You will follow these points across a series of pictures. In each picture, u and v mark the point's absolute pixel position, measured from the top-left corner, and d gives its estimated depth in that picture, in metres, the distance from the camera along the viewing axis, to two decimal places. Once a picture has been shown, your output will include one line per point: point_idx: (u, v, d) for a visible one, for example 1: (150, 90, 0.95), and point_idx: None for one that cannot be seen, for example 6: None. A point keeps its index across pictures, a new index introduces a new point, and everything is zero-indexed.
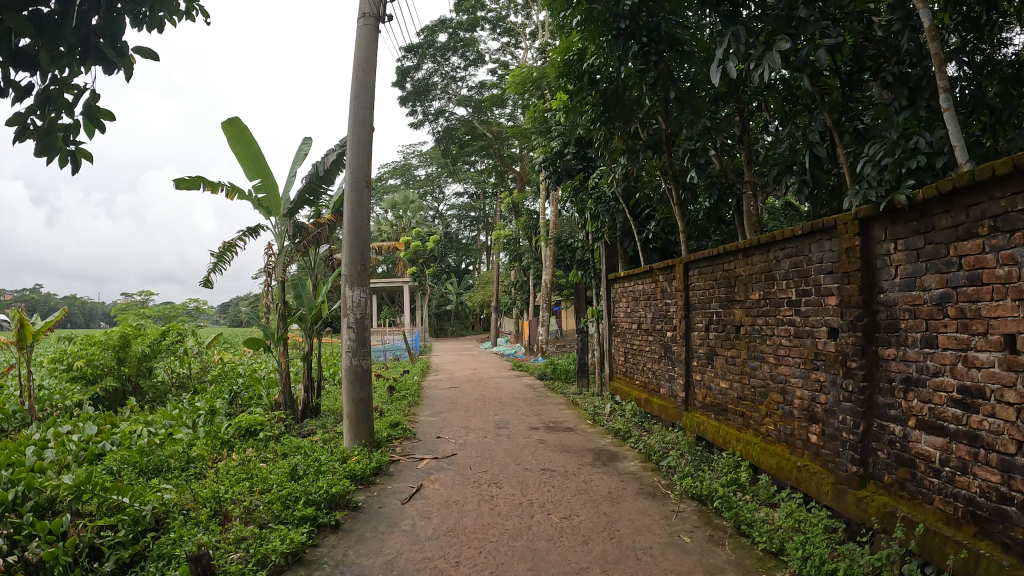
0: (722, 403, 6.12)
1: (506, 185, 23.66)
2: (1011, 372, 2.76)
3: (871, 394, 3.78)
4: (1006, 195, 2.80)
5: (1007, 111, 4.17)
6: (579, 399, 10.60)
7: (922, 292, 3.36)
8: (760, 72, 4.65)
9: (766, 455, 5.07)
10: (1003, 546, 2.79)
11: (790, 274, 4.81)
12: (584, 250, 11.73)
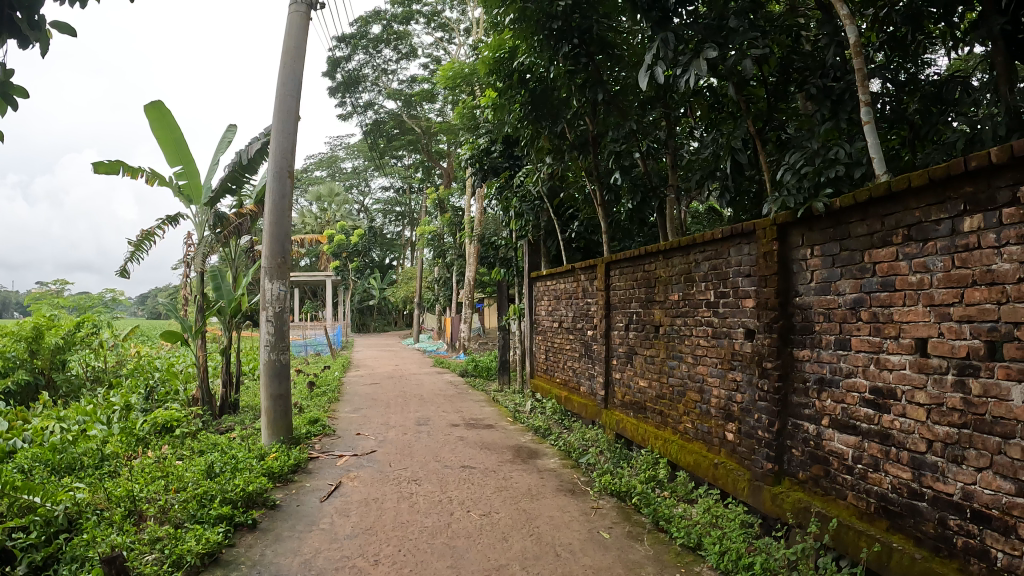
0: (640, 401, 6.25)
1: (433, 181, 23.52)
2: (922, 374, 2.91)
3: (786, 394, 3.92)
4: (921, 206, 2.94)
5: (926, 127, 4.37)
6: (500, 396, 10.64)
7: (836, 297, 3.50)
8: (687, 78, 4.77)
9: (683, 452, 5.19)
10: (915, 540, 2.93)
11: (708, 276, 4.94)
12: (507, 248, 11.79)
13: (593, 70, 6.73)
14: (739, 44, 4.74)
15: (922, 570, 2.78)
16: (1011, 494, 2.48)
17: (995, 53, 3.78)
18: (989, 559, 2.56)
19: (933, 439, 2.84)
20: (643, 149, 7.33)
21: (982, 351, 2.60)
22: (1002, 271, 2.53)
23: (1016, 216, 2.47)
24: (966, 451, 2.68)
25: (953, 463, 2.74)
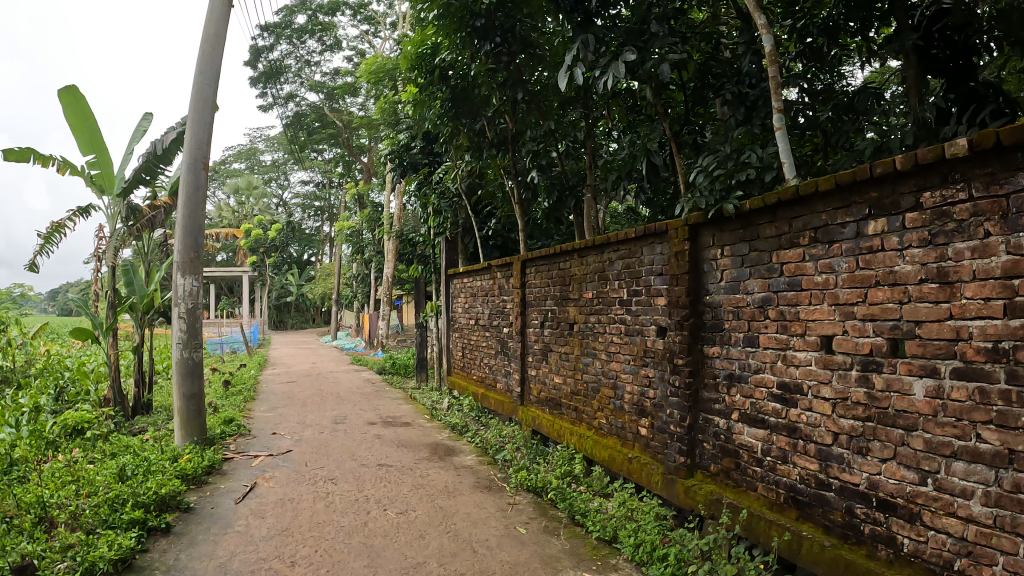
0: (555, 398, 6.32)
1: (353, 176, 23.12)
2: (827, 370, 3.06)
3: (697, 389, 4.04)
4: (827, 209, 3.07)
5: (837, 134, 4.58)
6: (417, 394, 10.59)
7: (746, 295, 3.63)
8: (607, 79, 4.85)
9: (598, 447, 5.30)
10: (824, 528, 3.06)
11: (622, 275, 5.05)
12: (425, 245, 11.71)
13: (514, 70, 6.79)
14: (657, 48, 4.85)
15: (831, 557, 2.91)
16: (914, 483, 2.61)
17: (906, 67, 4.02)
18: (894, 545, 2.69)
19: (838, 432, 2.98)
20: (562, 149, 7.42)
21: (886, 348, 2.74)
22: (903, 273, 2.65)
23: (918, 222, 2.60)
24: (870, 443, 2.81)
25: (858, 455, 2.88)
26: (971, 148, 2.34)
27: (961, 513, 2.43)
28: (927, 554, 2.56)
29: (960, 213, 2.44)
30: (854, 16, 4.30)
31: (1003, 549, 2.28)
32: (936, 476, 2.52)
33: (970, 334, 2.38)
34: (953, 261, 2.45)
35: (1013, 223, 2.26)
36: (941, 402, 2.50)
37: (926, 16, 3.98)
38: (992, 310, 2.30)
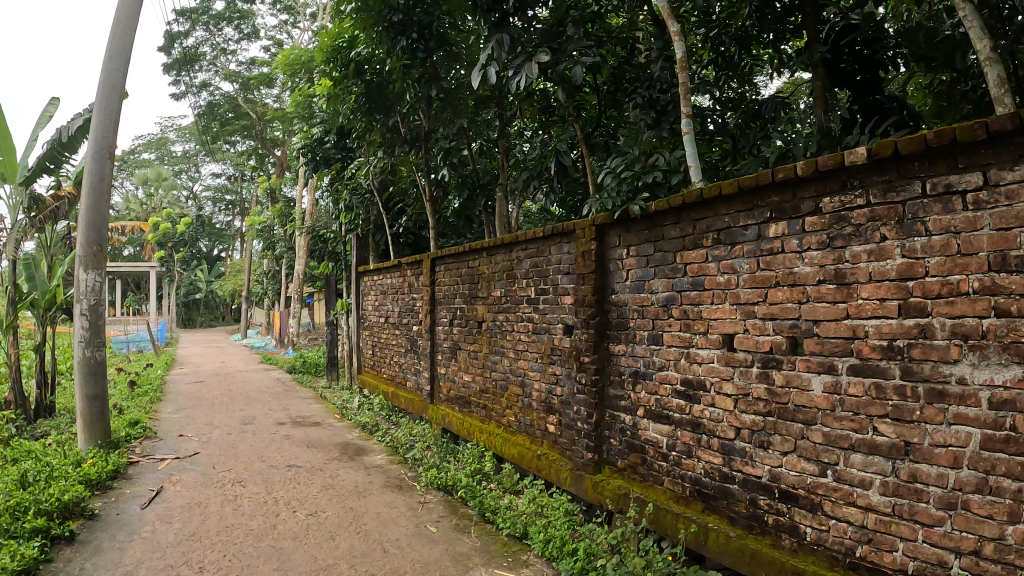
0: (464, 396, 5.66)
1: (266, 168, 22.48)
2: (729, 368, 2.88)
3: (603, 386, 3.72)
4: (731, 212, 2.85)
5: (742, 140, 4.72)
6: (327, 393, 10.37)
7: (649, 295, 3.35)
8: (519, 80, 4.80)
9: (507, 445, 4.78)
10: (729, 520, 2.89)
11: (529, 273, 4.53)
12: (336, 241, 11.49)
13: (430, 67, 6.73)
14: (572, 50, 4.86)
15: (737, 546, 2.75)
16: (815, 474, 2.51)
17: (815, 78, 4.23)
18: (798, 534, 2.58)
19: (741, 426, 2.82)
20: (472, 147, 7.41)
21: (785, 346, 2.63)
22: (803, 274, 2.54)
23: (818, 225, 2.49)
24: (771, 437, 2.69)
25: (760, 448, 2.74)
26: (870, 157, 2.27)
27: (861, 502, 2.35)
28: (828, 542, 2.47)
29: (859, 218, 2.35)
30: (767, 28, 4.49)
31: (902, 535, 2.23)
32: (836, 467, 2.44)
33: (866, 332, 2.32)
34: (850, 264, 2.37)
35: (908, 229, 2.20)
36: (839, 397, 2.42)
37: (835, 31, 4.26)
38: (888, 309, 2.25)
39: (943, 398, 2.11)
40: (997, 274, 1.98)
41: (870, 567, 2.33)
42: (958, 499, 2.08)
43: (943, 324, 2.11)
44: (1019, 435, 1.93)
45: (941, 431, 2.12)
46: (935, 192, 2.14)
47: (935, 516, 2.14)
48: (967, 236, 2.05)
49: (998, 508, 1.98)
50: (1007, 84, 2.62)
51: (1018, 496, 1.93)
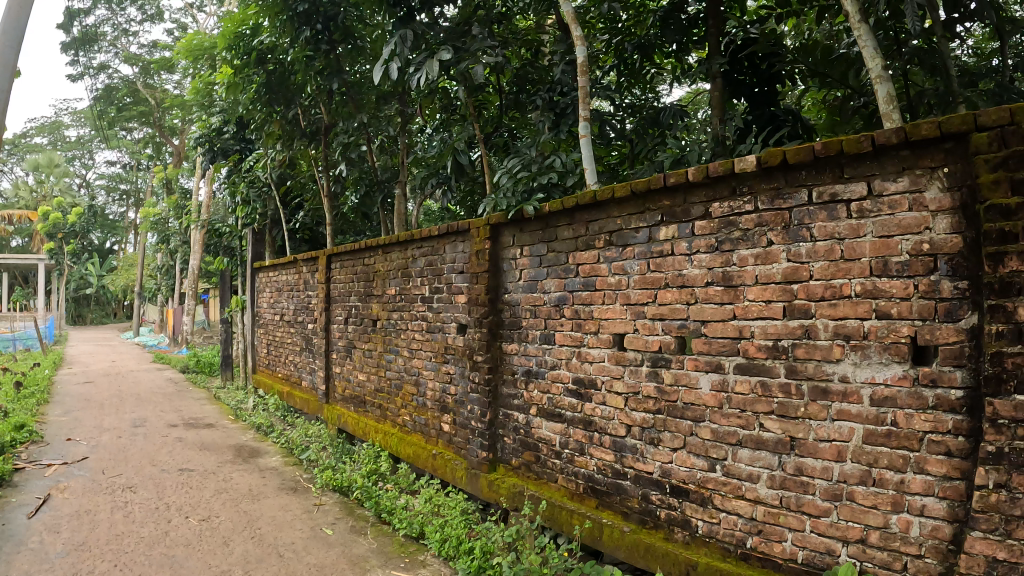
0: (359, 395, 5.52)
1: (162, 158, 21.51)
2: (619, 366, 2.99)
3: (496, 385, 3.72)
4: (622, 214, 2.95)
5: (640, 145, 4.88)
6: (221, 393, 10.04)
7: (543, 294, 3.41)
8: (419, 77, 4.57)
9: (401, 445, 4.70)
10: (622, 514, 2.97)
11: (424, 273, 4.45)
12: (232, 236, 11.15)
13: (333, 60, 6.58)
14: (476, 49, 4.78)
15: (631, 542, 2.84)
16: (704, 470, 2.64)
17: (713, 88, 4.40)
18: (690, 527, 2.70)
19: (631, 424, 2.93)
20: (373, 144, 7.32)
21: (674, 345, 2.75)
22: (691, 276, 2.67)
23: (707, 229, 2.61)
24: (662, 433, 2.81)
25: (650, 445, 2.86)
26: (760, 165, 2.40)
27: (749, 495, 2.49)
28: (719, 534, 2.59)
29: (746, 223, 2.49)
30: (670, 38, 4.66)
31: (790, 526, 2.38)
32: (725, 461, 2.57)
33: (752, 332, 2.47)
34: (737, 267, 2.51)
35: (794, 234, 2.36)
36: (727, 395, 2.57)
37: (736, 44, 4.44)
38: (773, 310, 2.41)
39: (827, 395, 2.29)
40: (878, 279, 2.16)
41: (760, 558, 2.46)
42: (843, 491, 2.25)
43: (826, 325, 2.28)
44: (898, 429, 2.12)
45: (825, 427, 2.29)
46: (821, 200, 2.29)
47: (821, 507, 2.30)
48: (850, 242, 2.22)
49: (882, 498, 2.15)
50: (894, 100, 2.84)
51: (899, 486, 2.12)
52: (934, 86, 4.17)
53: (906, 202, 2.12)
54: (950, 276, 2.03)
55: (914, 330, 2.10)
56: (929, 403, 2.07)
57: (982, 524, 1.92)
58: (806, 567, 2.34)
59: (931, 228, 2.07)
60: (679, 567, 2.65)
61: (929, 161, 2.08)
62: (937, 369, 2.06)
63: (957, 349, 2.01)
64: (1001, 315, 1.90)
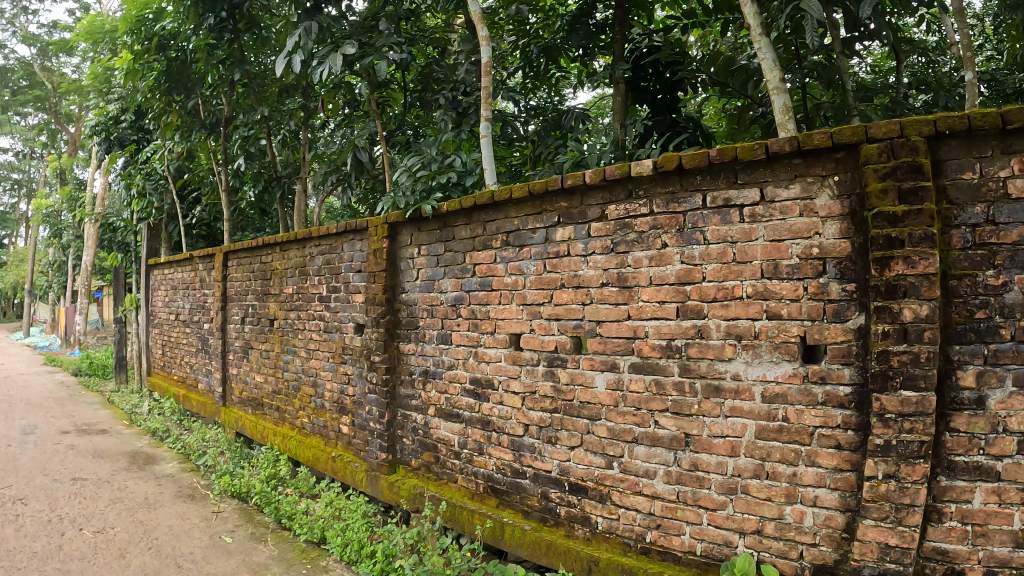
0: (257, 398, 5.34)
1: (55, 147, 20.38)
2: (516, 365, 2.99)
3: (394, 385, 3.67)
4: (519, 215, 2.95)
5: (541, 146, 4.90)
6: (115, 397, 9.57)
7: (440, 294, 3.37)
8: (321, 71, 4.37)
9: (300, 448, 4.57)
10: (522, 513, 2.97)
11: (322, 271, 4.34)
12: (128, 231, 10.65)
13: (236, 49, 6.33)
14: (382, 45, 4.68)
15: (532, 540, 2.83)
16: (602, 467, 2.67)
17: (616, 93, 4.50)
18: (590, 524, 2.71)
19: (529, 424, 2.94)
20: (272, 138, 7.10)
21: (570, 345, 2.77)
22: (586, 277, 2.70)
23: (603, 231, 2.63)
24: (559, 432, 2.82)
25: (548, 444, 2.86)
26: (656, 169, 2.42)
27: (647, 491, 2.53)
28: (619, 530, 2.61)
29: (641, 225, 2.52)
30: (575, 43, 4.71)
31: (688, 520, 2.43)
32: (621, 459, 2.60)
33: (646, 332, 2.52)
34: (632, 268, 2.55)
35: (687, 236, 2.40)
36: (622, 393, 2.60)
37: (641, 52, 4.57)
38: (667, 311, 2.45)
39: (719, 392, 2.35)
40: (769, 281, 2.24)
41: (660, 552, 2.49)
42: (738, 484, 2.32)
43: (718, 325, 2.34)
44: (790, 425, 2.21)
45: (718, 423, 2.35)
46: (715, 205, 2.34)
47: (717, 500, 2.36)
48: (742, 245, 2.28)
49: (776, 490, 2.24)
50: (789, 112, 2.92)
51: (793, 478, 2.21)
52: (830, 99, 4.30)
53: (797, 208, 2.19)
54: (838, 279, 2.13)
55: (804, 330, 2.19)
56: (819, 399, 2.17)
57: (874, 513, 2.04)
58: (704, 559, 2.39)
59: (821, 233, 2.16)
60: (580, 564, 2.65)
61: (820, 169, 2.17)
62: (826, 367, 2.16)
63: (844, 348, 2.12)
64: (888, 315, 2.02)
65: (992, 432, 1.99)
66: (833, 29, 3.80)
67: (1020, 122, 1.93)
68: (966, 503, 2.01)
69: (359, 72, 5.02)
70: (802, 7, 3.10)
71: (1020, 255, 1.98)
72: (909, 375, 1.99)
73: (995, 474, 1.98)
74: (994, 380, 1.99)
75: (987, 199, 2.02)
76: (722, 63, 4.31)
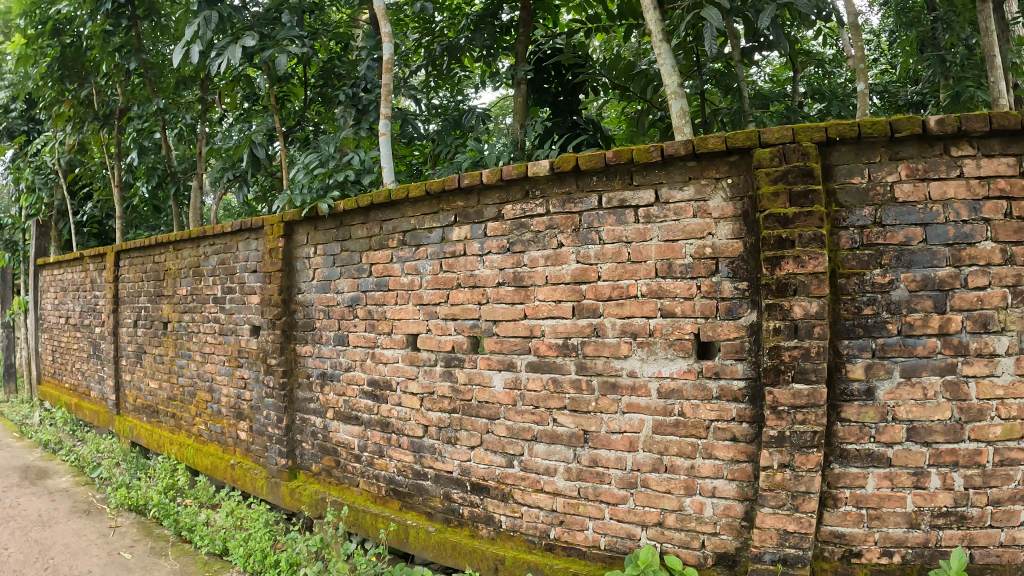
0: (151, 405, 5.13)
1: None
2: (413, 366, 2.97)
3: (292, 389, 3.59)
4: (416, 214, 2.93)
5: (442, 146, 4.87)
6: (2, 408, 9.01)
7: (336, 295, 3.32)
8: (220, 62, 4.23)
9: (198, 457, 4.42)
10: (426, 515, 2.95)
11: (216, 271, 4.21)
12: (14, 228, 10.05)
13: (134, 36, 6.00)
14: (281, 37, 4.58)
15: (437, 541, 2.81)
16: (502, 466, 2.68)
17: (517, 93, 4.57)
18: (493, 523, 2.71)
19: (428, 424, 2.92)
20: (167, 131, 6.83)
21: (466, 345, 2.78)
22: (482, 276, 2.70)
23: (499, 230, 2.64)
24: (458, 432, 2.81)
25: (448, 444, 2.85)
26: (553, 169, 2.44)
27: (548, 488, 2.55)
28: (524, 527, 2.62)
29: (537, 225, 2.54)
30: (480, 43, 4.73)
31: (591, 515, 2.46)
32: (521, 457, 2.62)
33: (542, 331, 2.54)
34: (528, 267, 2.56)
35: (583, 236, 2.43)
36: (520, 392, 2.61)
37: (543, 54, 4.64)
38: (563, 310, 2.48)
39: (616, 389, 2.39)
40: (663, 280, 2.29)
41: (565, 548, 2.51)
42: (637, 479, 2.36)
43: (614, 323, 2.38)
44: (686, 419, 2.28)
45: (616, 419, 2.39)
46: (611, 205, 2.38)
47: (618, 495, 2.40)
48: (636, 245, 2.33)
49: (675, 483, 2.30)
50: (686, 116, 3.00)
51: (691, 471, 2.27)
52: (728, 105, 4.42)
53: (691, 209, 2.25)
54: (730, 278, 2.20)
55: (698, 327, 2.25)
56: (713, 393, 2.23)
57: (771, 501, 2.13)
58: (609, 553, 2.42)
59: (714, 233, 2.22)
60: (486, 563, 2.65)
61: (714, 172, 2.23)
62: (720, 363, 2.23)
63: (737, 344, 2.19)
64: (779, 312, 2.10)
65: (882, 420, 2.14)
66: (732, 38, 3.92)
67: (907, 130, 2.08)
68: (860, 488, 2.16)
69: (260, 66, 4.89)
70: (701, 14, 3.10)
71: (905, 255, 2.12)
72: (800, 368, 2.08)
73: (886, 460, 2.14)
74: (882, 372, 2.13)
75: (875, 203, 2.14)
76: (622, 67, 4.39)
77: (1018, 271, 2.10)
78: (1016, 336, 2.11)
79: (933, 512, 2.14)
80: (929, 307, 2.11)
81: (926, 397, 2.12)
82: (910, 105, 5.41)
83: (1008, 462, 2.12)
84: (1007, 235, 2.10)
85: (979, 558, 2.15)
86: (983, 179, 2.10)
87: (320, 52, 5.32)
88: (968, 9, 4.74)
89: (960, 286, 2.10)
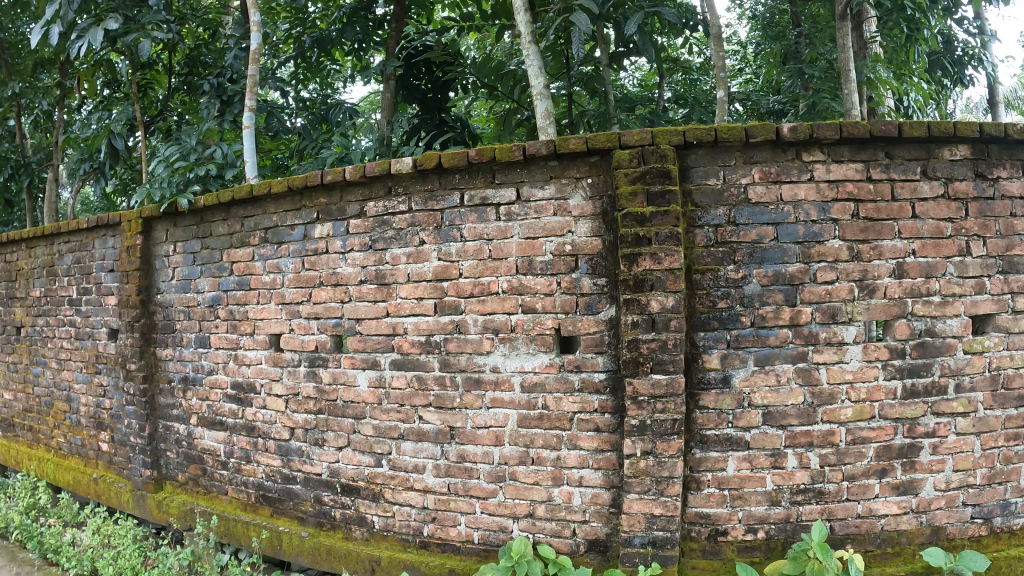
0: (7, 418, 4.81)
1: None
2: (277, 368, 2.92)
3: (153, 396, 3.46)
4: (278, 210, 2.88)
5: (309, 141, 4.80)
6: None
7: (196, 295, 3.22)
8: (81, 45, 4.04)
9: (60, 472, 4.17)
10: (298, 520, 2.89)
11: (71, 270, 4.01)
12: None
13: None
14: (146, 23, 4.41)
15: (311, 546, 2.77)
16: (370, 466, 2.67)
17: (386, 90, 4.59)
18: (366, 524, 2.69)
19: (295, 427, 2.87)
20: (21, 118, 6.41)
21: (330, 345, 2.75)
22: (345, 275, 2.68)
23: (361, 228, 2.63)
24: (325, 434, 2.78)
25: (315, 446, 2.81)
26: (416, 167, 2.45)
27: (417, 486, 2.56)
28: (396, 527, 2.62)
29: (399, 223, 2.55)
30: (351, 36, 4.77)
31: (462, 510, 2.48)
32: (390, 456, 2.62)
33: (405, 329, 2.55)
34: (390, 265, 2.57)
35: (445, 234, 2.46)
36: (384, 391, 2.61)
37: (415, 50, 4.66)
38: (425, 308, 2.50)
39: (480, 385, 2.42)
40: (523, 277, 2.34)
41: (439, 544, 2.52)
42: (506, 472, 2.40)
43: (476, 319, 2.42)
44: (550, 412, 2.33)
45: (481, 415, 2.42)
46: (472, 203, 2.41)
47: (487, 489, 2.43)
48: (498, 242, 2.37)
49: (542, 475, 2.35)
50: (551, 116, 3.10)
51: (557, 462, 2.33)
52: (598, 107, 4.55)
53: (551, 207, 2.31)
54: (589, 274, 2.28)
55: (558, 323, 2.31)
56: (575, 386, 2.30)
57: (636, 487, 2.21)
58: (482, 546, 2.46)
59: (573, 232, 2.29)
60: (361, 564, 2.62)
61: (574, 172, 2.30)
62: (581, 356, 2.30)
63: (596, 338, 2.27)
64: (637, 307, 2.17)
65: (739, 406, 2.26)
66: (601, 44, 4.06)
67: (762, 136, 2.20)
68: (720, 471, 2.27)
69: (122, 48, 4.69)
70: (571, 18, 3.19)
71: (757, 252, 2.24)
72: (658, 360, 2.17)
73: (744, 443, 2.26)
74: (737, 362, 2.25)
75: (729, 203, 2.26)
76: (493, 67, 4.46)
77: (864, 267, 2.25)
78: (862, 325, 2.26)
79: (792, 490, 2.27)
80: (781, 301, 2.24)
81: (779, 383, 2.25)
82: (773, 112, 5.72)
83: (860, 441, 2.27)
84: (854, 234, 2.25)
85: (838, 530, 2.29)
86: (832, 183, 2.25)
87: (185, 39, 5.14)
88: (829, 25, 5.03)
89: (809, 280, 2.24)
